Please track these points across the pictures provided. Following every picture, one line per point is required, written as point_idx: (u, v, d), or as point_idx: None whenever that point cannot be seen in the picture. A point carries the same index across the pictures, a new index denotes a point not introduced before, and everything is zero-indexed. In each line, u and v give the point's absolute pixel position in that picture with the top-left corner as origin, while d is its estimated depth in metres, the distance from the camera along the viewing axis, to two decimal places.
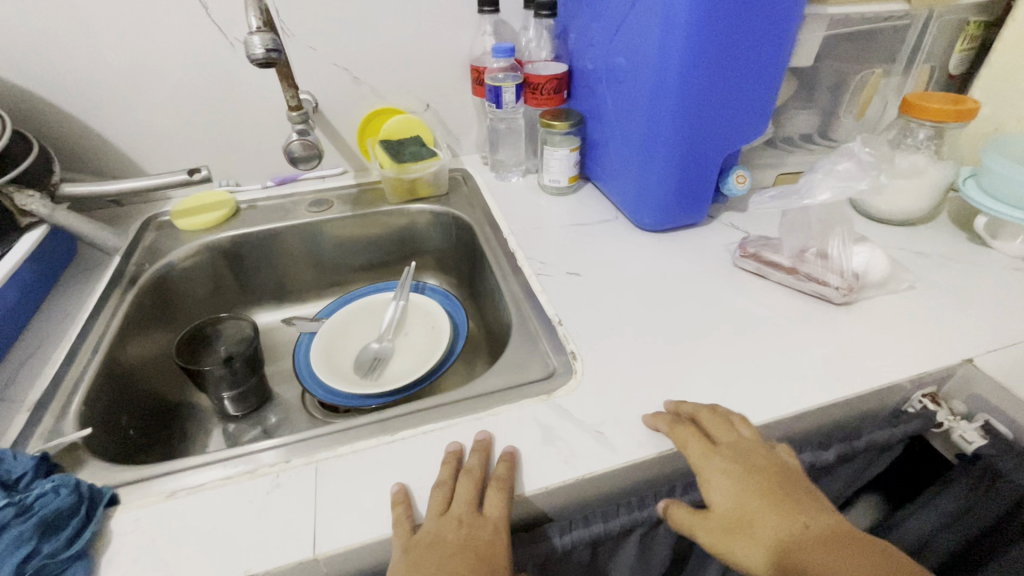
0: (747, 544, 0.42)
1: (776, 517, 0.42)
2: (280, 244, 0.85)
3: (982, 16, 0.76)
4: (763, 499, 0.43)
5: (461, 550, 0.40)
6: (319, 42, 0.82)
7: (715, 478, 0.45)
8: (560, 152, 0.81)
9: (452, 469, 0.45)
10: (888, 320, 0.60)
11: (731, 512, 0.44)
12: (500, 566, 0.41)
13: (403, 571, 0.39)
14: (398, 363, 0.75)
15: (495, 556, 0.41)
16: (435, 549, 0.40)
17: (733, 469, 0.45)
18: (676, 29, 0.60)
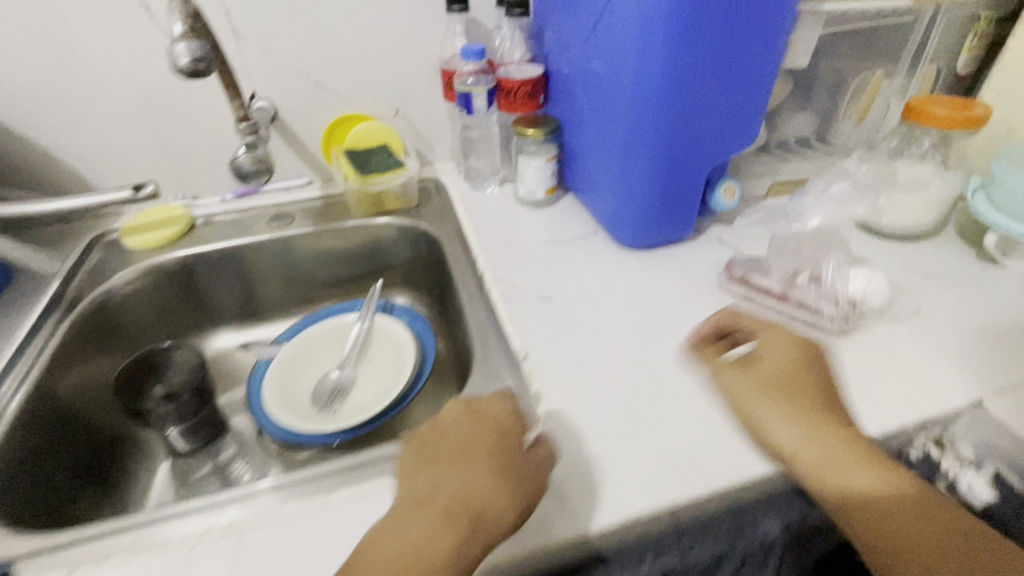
0: (779, 423, 0.46)
1: (817, 432, 0.45)
2: (239, 263, 0.79)
3: (994, 12, 0.70)
4: (800, 390, 0.48)
5: (473, 479, 0.41)
6: (275, 46, 0.76)
7: (741, 392, 0.49)
8: (536, 162, 0.76)
9: (455, 417, 0.46)
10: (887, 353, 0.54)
11: (781, 371, 0.49)
12: (534, 475, 0.42)
13: (415, 458, 0.43)
14: (359, 395, 0.70)
15: (525, 461, 0.43)
16: (443, 482, 0.41)
17: (776, 395, 0.48)
18: (654, 31, 0.55)
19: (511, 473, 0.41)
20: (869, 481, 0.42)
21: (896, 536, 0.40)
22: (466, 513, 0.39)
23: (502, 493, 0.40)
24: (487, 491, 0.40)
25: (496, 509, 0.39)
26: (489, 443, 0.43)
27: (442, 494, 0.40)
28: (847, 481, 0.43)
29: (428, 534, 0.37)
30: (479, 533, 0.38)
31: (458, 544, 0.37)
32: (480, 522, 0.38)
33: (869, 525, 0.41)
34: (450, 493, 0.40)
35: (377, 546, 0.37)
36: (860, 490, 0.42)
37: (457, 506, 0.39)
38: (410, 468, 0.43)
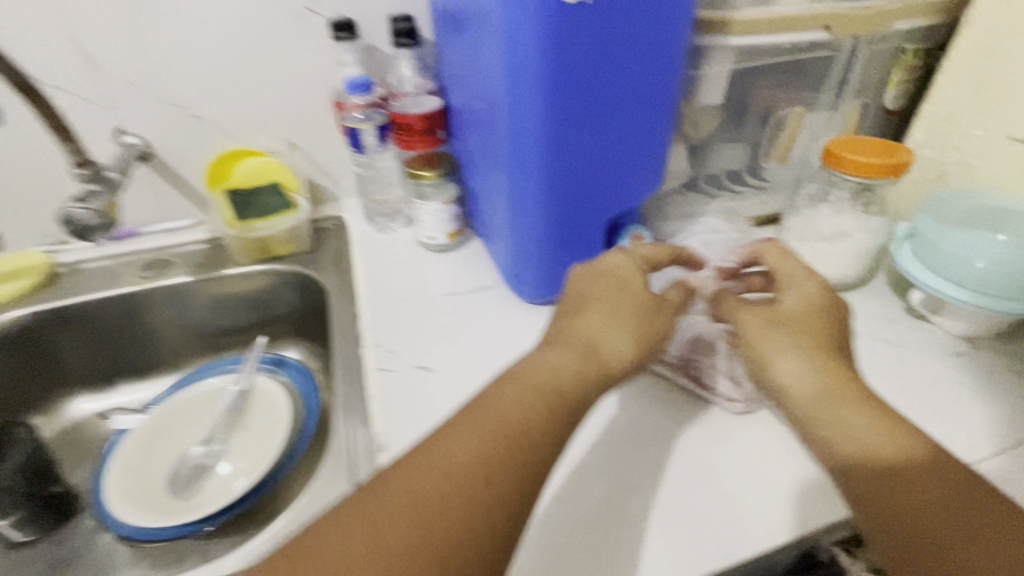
0: (784, 364, 0.46)
1: (853, 390, 0.44)
2: (104, 318, 0.72)
3: (920, 44, 0.65)
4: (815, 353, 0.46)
5: (573, 369, 0.45)
6: (141, 77, 0.68)
7: (797, 335, 0.47)
8: (430, 206, 0.69)
9: (580, 282, 0.51)
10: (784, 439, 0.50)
11: (800, 319, 0.48)
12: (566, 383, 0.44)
13: (576, 275, 0.52)
14: (223, 472, 0.63)
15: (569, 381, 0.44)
16: (556, 354, 0.46)
17: (793, 328, 0.47)
18: (522, 78, 0.47)
19: (646, 326, 0.49)
20: (878, 435, 0.41)
21: (889, 487, 0.39)
22: (557, 403, 0.43)
23: (626, 335, 0.47)
24: (575, 377, 0.45)
25: (579, 407, 0.44)
26: (631, 300, 0.49)
27: (539, 374, 0.44)
28: (848, 432, 0.42)
29: (501, 425, 0.41)
30: (569, 428, 0.43)
31: (540, 451, 0.41)
32: (568, 416, 0.43)
33: (876, 475, 0.39)
34: (568, 383, 0.44)
35: (490, 407, 0.42)
36: (874, 443, 0.41)
37: (530, 372, 0.44)
38: (497, 381, 0.44)
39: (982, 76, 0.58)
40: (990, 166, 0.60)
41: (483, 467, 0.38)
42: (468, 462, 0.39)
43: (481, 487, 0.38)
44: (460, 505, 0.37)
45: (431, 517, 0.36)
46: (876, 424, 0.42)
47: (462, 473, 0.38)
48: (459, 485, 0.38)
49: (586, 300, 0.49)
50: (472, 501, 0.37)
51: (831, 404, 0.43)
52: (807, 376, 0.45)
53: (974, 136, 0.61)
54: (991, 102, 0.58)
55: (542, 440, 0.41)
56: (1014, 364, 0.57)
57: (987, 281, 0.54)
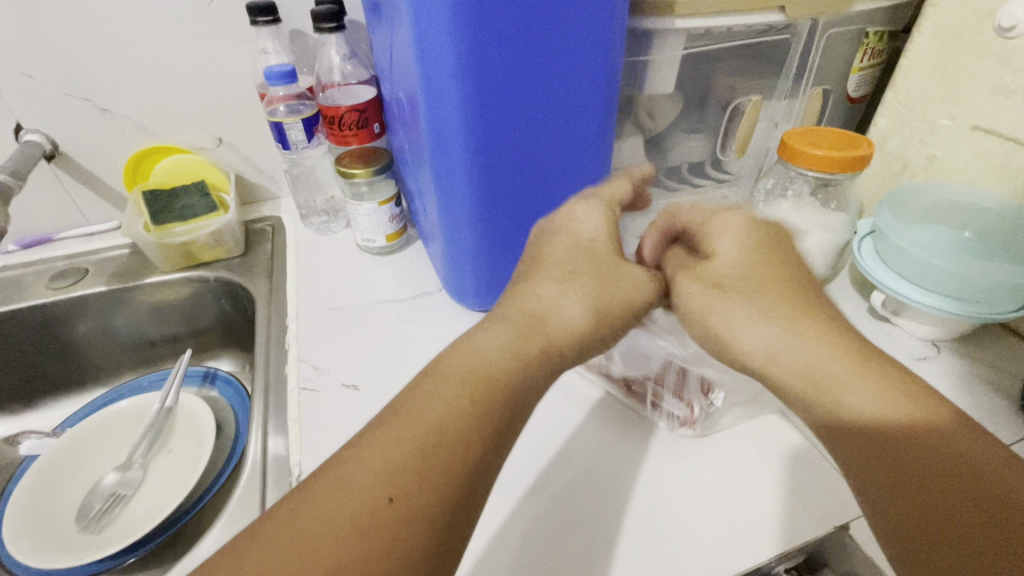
0: (752, 336, 0.37)
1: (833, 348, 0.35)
2: (10, 333, 0.65)
3: (884, 26, 0.61)
4: (818, 341, 0.35)
5: (511, 356, 0.36)
6: (35, 67, 0.61)
7: (762, 320, 0.37)
8: (366, 208, 0.64)
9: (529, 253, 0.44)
10: (730, 458, 0.47)
11: (736, 262, 0.41)
12: (504, 380, 0.35)
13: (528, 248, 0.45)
14: (141, 503, 0.58)
15: (505, 378, 0.35)
16: (491, 341, 0.37)
17: (754, 303, 0.38)
18: (437, 63, 0.42)
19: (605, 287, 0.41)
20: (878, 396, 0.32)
21: (911, 476, 0.30)
22: (491, 397, 0.34)
23: (574, 299, 0.39)
24: (514, 363, 0.36)
25: (520, 401, 0.35)
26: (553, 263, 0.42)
27: (471, 365, 0.35)
28: (838, 394, 0.33)
29: (412, 429, 0.32)
30: (508, 426, 0.34)
31: (466, 454, 0.32)
32: (506, 414, 0.34)
33: (903, 468, 0.30)
34: (501, 372, 0.35)
35: (410, 407, 0.33)
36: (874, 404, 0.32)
37: (470, 362, 0.36)
38: (415, 375, 0.36)
39: (949, 61, 0.54)
40: (955, 157, 0.56)
41: (387, 484, 0.30)
42: (367, 479, 0.30)
43: (383, 508, 0.29)
44: (352, 533, 0.28)
45: (305, 552, 0.28)
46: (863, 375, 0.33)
47: (360, 493, 0.30)
48: (349, 504, 0.29)
49: (543, 260, 0.43)
50: (374, 527, 0.29)
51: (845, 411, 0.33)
52: (789, 346, 0.36)
53: (941, 125, 0.57)
54: (956, 88, 0.55)
55: (471, 445, 0.32)
56: (979, 368, 0.54)
57: (950, 283, 0.50)
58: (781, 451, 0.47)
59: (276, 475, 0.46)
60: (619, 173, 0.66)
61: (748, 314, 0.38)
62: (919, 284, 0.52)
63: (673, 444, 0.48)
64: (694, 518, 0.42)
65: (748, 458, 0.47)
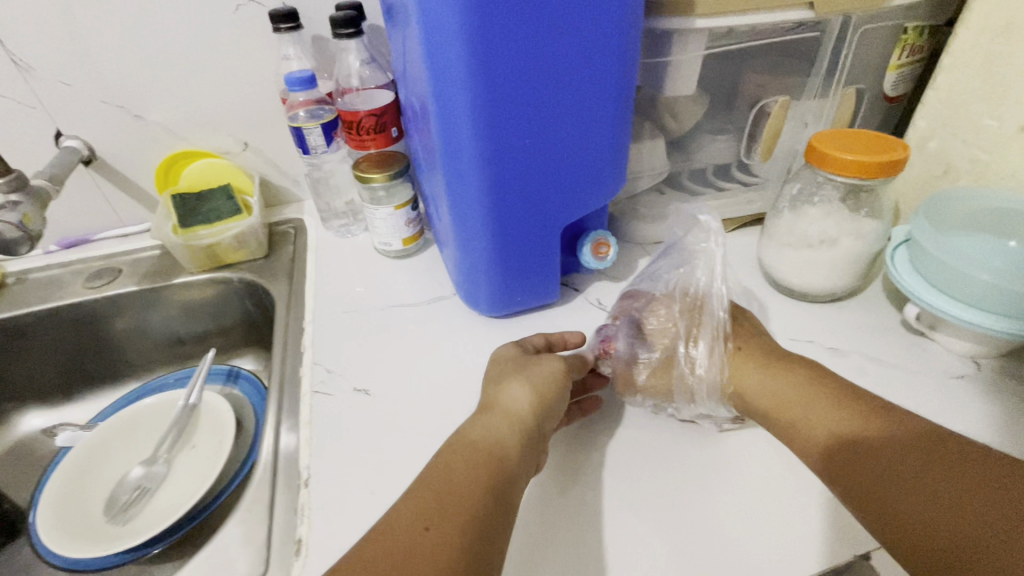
0: (770, 385, 0.45)
1: (811, 395, 0.43)
2: (49, 330, 0.69)
3: (925, 20, 0.57)
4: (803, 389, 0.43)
5: (503, 435, 0.42)
6: (72, 76, 0.64)
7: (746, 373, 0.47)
8: (383, 211, 0.64)
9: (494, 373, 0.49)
10: (745, 478, 0.45)
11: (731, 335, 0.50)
12: (505, 461, 0.40)
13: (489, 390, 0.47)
14: (163, 496, 0.60)
15: (503, 456, 0.40)
16: (483, 427, 0.43)
17: (750, 359, 0.47)
18: (448, 69, 0.42)
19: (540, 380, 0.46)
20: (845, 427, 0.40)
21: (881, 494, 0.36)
22: (492, 464, 0.39)
23: (529, 391, 0.45)
24: (505, 442, 0.41)
25: (513, 471, 0.40)
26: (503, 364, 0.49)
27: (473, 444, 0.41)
28: (815, 423, 0.41)
29: (430, 485, 0.38)
30: (502, 487, 0.39)
31: (476, 505, 0.37)
32: (501, 479, 0.39)
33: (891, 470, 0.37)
34: (488, 446, 0.41)
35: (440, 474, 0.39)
36: (844, 430, 0.40)
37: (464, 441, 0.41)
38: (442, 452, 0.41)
39: (996, 57, 0.51)
40: (1001, 161, 0.53)
41: (421, 517, 0.35)
42: (408, 518, 0.35)
43: (421, 536, 0.34)
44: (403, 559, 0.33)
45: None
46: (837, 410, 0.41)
47: (406, 526, 0.35)
48: (397, 543, 0.34)
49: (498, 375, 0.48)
50: (412, 550, 0.34)
51: (853, 452, 0.39)
52: (798, 395, 0.43)
53: (986, 127, 0.53)
54: (1003, 87, 0.51)
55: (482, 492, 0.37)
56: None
57: (995, 296, 0.47)
58: (800, 470, 0.45)
59: (286, 477, 0.47)
60: (639, 177, 0.64)
61: (760, 375, 0.46)
62: (960, 300, 0.49)
63: (684, 460, 0.47)
64: (702, 539, 0.42)
65: (762, 478, 0.45)
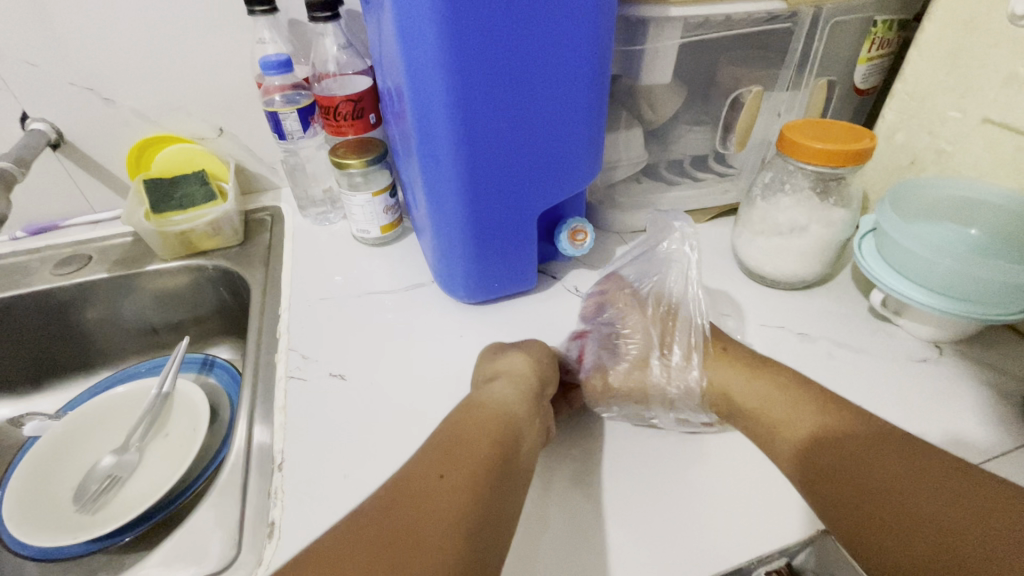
0: (758, 392, 0.45)
1: (799, 395, 0.44)
2: (16, 317, 0.67)
3: (893, 14, 0.58)
4: (790, 396, 0.44)
5: (512, 401, 0.44)
6: (39, 57, 0.63)
7: (720, 375, 0.47)
8: (360, 198, 0.64)
9: (485, 360, 0.51)
10: (716, 460, 0.46)
11: (723, 345, 0.50)
12: (518, 418, 0.43)
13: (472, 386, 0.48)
14: (136, 485, 0.59)
15: (517, 414, 0.43)
16: (495, 392, 0.45)
17: (740, 368, 0.47)
18: (422, 53, 0.42)
19: (542, 364, 0.50)
20: (818, 420, 0.41)
21: (849, 469, 0.38)
22: (502, 427, 0.41)
23: (529, 362, 0.49)
24: (518, 407, 0.44)
25: (523, 425, 0.43)
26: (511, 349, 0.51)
27: (485, 409, 0.43)
28: (797, 425, 0.42)
29: (447, 449, 0.39)
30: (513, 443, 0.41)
31: (493, 457, 0.39)
32: (509, 442, 0.41)
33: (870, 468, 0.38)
34: (503, 410, 0.43)
35: (460, 438, 0.40)
36: (829, 430, 0.41)
37: (476, 409, 0.43)
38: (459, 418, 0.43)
39: (960, 51, 0.52)
40: (965, 152, 0.54)
41: (439, 467, 0.37)
42: (422, 472, 0.37)
43: (438, 482, 0.36)
44: (416, 513, 0.34)
45: (400, 523, 0.34)
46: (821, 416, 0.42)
47: (418, 481, 0.37)
48: (414, 492, 0.36)
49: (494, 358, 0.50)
50: (427, 495, 0.35)
51: (825, 457, 0.39)
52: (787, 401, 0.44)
53: (950, 118, 0.55)
54: (967, 79, 0.52)
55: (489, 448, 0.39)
56: (984, 371, 0.52)
57: (957, 281, 0.48)
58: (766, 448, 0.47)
59: (260, 462, 0.46)
60: (616, 166, 0.65)
61: (751, 381, 0.46)
62: (924, 284, 0.51)
63: (657, 443, 0.48)
64: (673, 519, 0.43)
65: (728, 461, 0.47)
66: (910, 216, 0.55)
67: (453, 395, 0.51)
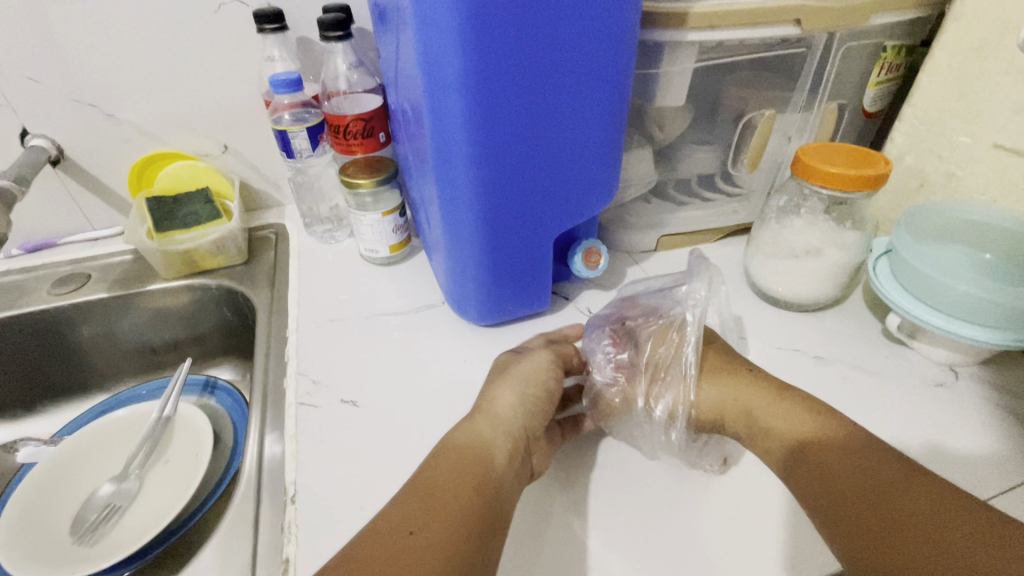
0: (778, 413, 0.45)
1: (815, 419, 0.44)
2: (11, 338, 0.65)
3: (902, 40, 0.59)
4: (811, 418, 0.44)
5: (492, 437, 0.43)
6: (42, 73, 0.61)
7: (732, 395, 0.47)
8: (370, 218, 0.63)
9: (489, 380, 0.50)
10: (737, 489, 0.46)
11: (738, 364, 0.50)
12: (498, 455, 0.41)
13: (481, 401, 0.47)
14: (135, 514, 0.57)
15: (498, 451, 0.42)
16: (469, 428, 0.44)
17: (757, 388, 0.47)
18: (443, 77, 0.41)
19: (541, 382, 0.48)
20: (845, 444, 0.41)
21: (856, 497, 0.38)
22: (477, 464, 0.40)
23: (515, 390, 0.47)
24: (494, 445, 0.42)
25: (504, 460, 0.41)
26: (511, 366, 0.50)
27: (458, 450, 0.41)
28: (816, 450, 0.42)
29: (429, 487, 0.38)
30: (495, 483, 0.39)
31: (465, 503, 0.37)
32: (487, 480, 0.39)
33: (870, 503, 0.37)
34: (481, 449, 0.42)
35: (426, 483, 0.39)
36: (840, 454, 0.41)
37: (449, 448, 0.42)
38: (431, 459, 0.41)
39: (970, 77, 0.53)
40: (975, 176, 0.55)
41: (406, 521, 0.36)
42: (388, 523, 0.36)
43: (406, 538, 0.34)
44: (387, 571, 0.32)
45: None
46: (839, 442, 0.41)
47: (385, 535, 0.35)
48: (376, 544, 0.34)
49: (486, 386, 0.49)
50: (397, 553, 0.34)
51: (835, 485, 0.39)
52: (806, 424, 0.43)
53: (961, 143, 0.55)
54: (977, 105, 0.53)
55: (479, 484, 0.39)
56: (999, 394, 0.52)
57: (973, 307, 0.48)
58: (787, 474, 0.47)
59: (272, 493, 0.45)
60: (628, 186, 0.64)
61: (773, 404, 0.45)
62: (939, 309, 0.51)
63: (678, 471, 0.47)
64: (698, 550, 0.42)
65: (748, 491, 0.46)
66: (924, 239, 0.55)
67: None
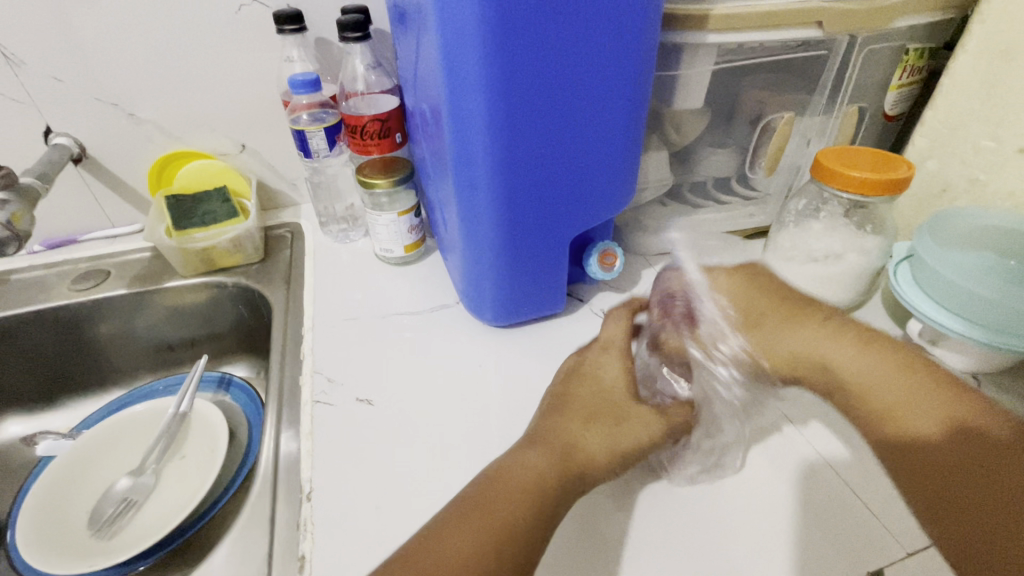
0: (863, 366, 0.45)
1: (907, 377, 0.43)
2: (33, 333, 0.66)
3: (924, 42, 0.58)
4: (901, 375, 0.43)
5: (548, 465, 0.40)
6: (67, 72, 0.62)
7: (801, 347, 0.48)
8: (385, 217, 0.63)
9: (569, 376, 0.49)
10: (754, 495, 0.45)
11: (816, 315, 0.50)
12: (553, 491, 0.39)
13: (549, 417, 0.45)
14: (151, 509, 0.57)
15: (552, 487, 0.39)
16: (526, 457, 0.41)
17: (841, 340, 0.47)
18: (465, 78, 0.41)
19: (622, 437, 0.44)
20: (935, 412, 0.41)
21: (949, 465, 0.39)
22: (534, 500, 0.38)
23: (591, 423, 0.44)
24: (548, 475, 0.40)
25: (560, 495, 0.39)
26: (617, 399, 0.46)
27: (513, 479, 0.39)
28: (906, 409, 0.42)
29: (478, 499, 0.38)
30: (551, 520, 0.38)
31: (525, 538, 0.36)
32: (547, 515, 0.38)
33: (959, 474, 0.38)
34: (541, 482, 0.39)
35: (484, 505, 0.37)
36: (932, 418, 0.41)
37: (505, 475, 0.40)
38: (486, 482, 0.39)
39: (996, 80, 0.52)
40: (999, 181, 0.54)
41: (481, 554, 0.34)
42: (463, 550, 0.34)
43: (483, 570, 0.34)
44: None
45: None
46: (932, 404, 0.41)
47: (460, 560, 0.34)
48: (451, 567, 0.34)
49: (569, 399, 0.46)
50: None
51: (917, 445, 0.41)
52: (897, 377, 0.43)
53: (985, 147, 0.54)
54: (1002, 109, 0.52)
55: (530, 519, 0.37)
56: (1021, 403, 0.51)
57: (994, 314, 0.47)
58: (804, 481, 0.46)
59: (287, 490, 0.45)
60: (644, 188, 0.64)
61: (862, 357, 0.45)
62: (960, 315, 0.50)
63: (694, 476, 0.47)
64: (715, 557, 0.41)
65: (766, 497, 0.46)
66: (947, 244, 0.54)
67: (482, 421, 0.50)
